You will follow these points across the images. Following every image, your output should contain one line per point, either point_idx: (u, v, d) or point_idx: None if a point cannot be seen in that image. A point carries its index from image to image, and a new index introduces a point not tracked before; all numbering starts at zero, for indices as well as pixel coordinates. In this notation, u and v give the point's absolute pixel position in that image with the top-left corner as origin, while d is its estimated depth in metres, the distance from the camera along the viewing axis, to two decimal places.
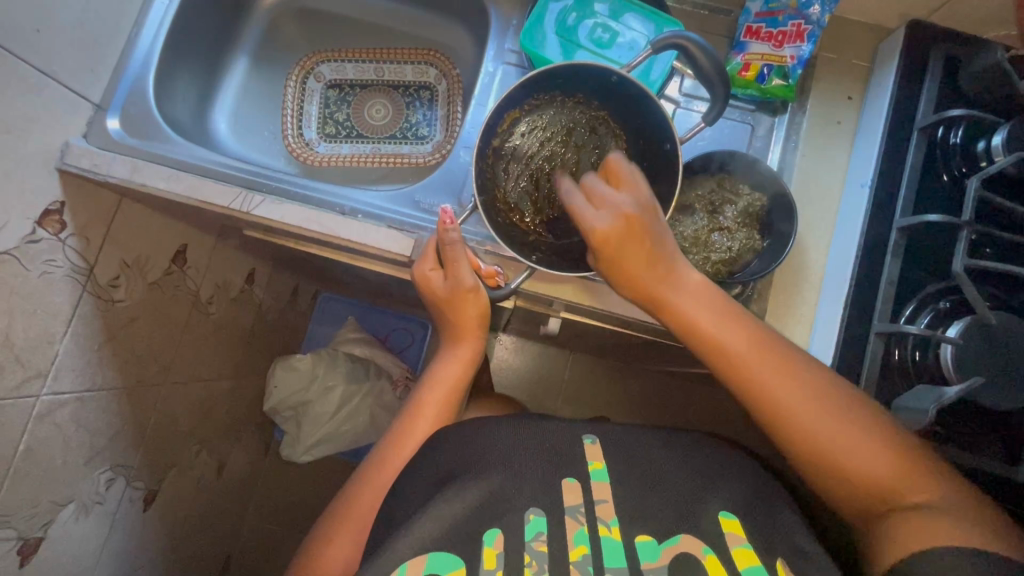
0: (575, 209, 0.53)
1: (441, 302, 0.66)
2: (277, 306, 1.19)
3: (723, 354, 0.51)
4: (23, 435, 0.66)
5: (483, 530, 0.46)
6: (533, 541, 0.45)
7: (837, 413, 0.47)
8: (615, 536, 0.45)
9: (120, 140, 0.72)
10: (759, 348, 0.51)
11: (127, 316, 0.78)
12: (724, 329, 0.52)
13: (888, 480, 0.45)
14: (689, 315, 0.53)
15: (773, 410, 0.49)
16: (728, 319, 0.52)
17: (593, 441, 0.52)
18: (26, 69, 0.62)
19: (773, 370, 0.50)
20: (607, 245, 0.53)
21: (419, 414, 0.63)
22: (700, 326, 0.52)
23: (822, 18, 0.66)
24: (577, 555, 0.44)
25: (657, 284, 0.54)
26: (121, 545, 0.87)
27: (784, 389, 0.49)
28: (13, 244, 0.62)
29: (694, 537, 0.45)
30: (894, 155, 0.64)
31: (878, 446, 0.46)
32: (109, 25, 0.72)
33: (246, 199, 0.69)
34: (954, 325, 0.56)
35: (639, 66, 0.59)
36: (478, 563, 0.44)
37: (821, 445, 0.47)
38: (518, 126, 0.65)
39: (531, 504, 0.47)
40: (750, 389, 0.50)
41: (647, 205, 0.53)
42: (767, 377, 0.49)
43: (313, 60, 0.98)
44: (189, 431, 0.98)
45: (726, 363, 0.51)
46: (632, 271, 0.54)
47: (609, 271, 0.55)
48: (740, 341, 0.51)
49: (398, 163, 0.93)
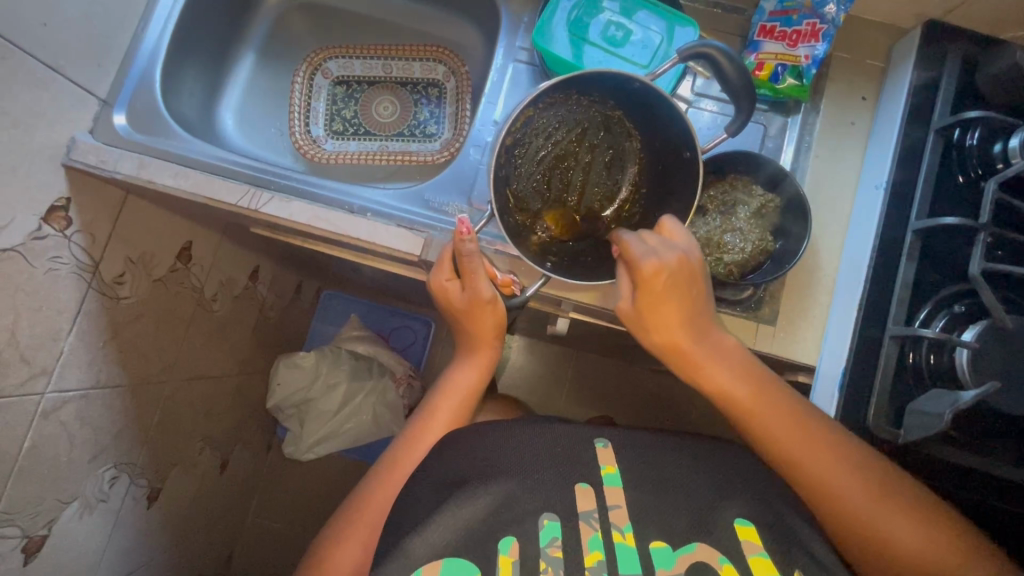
0: (628, 244, 0.54)
1: (457, 311, 0.65)
2: (281, 303, 1.18)
3: (755, 414, 0.55)
4: (28, 432, 0.66)
5: (498, 534, 0.45)
6: (548, 546, 0.45)
7: (870, 480, 0.50)
8: (629, 542, 0.45)
9: (128, 136, 0.71)
10: (793, 415, 0.54)
11: (132, 313, 0.77)
12: (758, 393, 0.55)
13: (911, 545, 0.48)
14: (722, 379, 0.56)
15: (809, 470, 0.51)
16: (762, 385, 0.56)
17: (605, 445, 0.51)
18: (33, 63, 0.61)
19: (806, 435, 0.53)
20: (656, 285, 0.54)
21: (432, 417, 0.64)
22: (734, 388, 0.55)
23: (838, 17, 0.65)
24: (592, 561, 0.44)
25: (691, 341, 0.56)
26: (124, 543, 0.86)
27: (820, 454, 0.51)
28: (20, 240, 0.61)
29: (710, 545, 0.45)
30: (910, 157, 0.63)
31: (904, 516, 0.49)
32: (116, 20, 0.72)
33: (254, 196, 0.69)
34: (969, 329, 0.55)
35: (664, 74, 0.58)
36: (493, 568, 0.44)
37: (853, 510, 0.50)
38: (532, 122, 0.64)
39: (544, 509, 0.46)
40: (783, 446, 0.53)
41: (698, 259, 0.55)
42: (802, 440, 0.53)
43: (320, 56, 0.97)
44: (192, 429, 0.97)
45: (758, 421, 0.55)
46: (669, 326, 0.56)
47: (645, 316, 0.56)
48: (774, 406, 0.55)
49: (407, 160, 0.92)
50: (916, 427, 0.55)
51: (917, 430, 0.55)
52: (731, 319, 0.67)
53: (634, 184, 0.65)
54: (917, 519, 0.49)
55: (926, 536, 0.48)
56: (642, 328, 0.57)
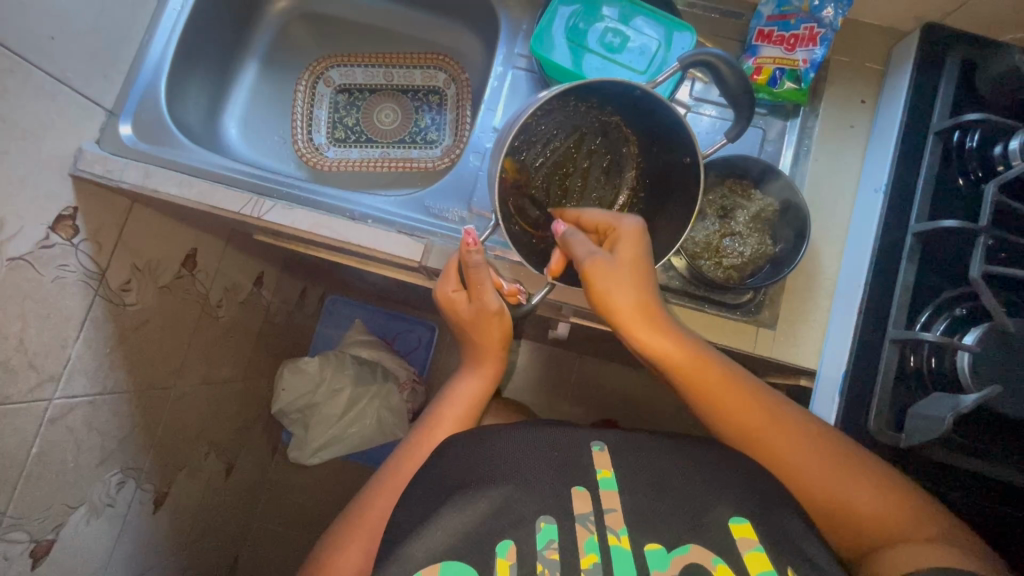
0: (602, 213, 0.59)
1: (465, 322, 0.65)
2: (285, 308, 1.19)
3: (718, 393, 0.55)
4: (35, 438, 0.67)
5: (496, 538, 0.45)
6: (545, 548, 0.45)
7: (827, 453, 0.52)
8: (625, 545, 0.45)
9: (133, 146, 0.72)
10: (754, 396, 0.55)
11: (138, 319, 0.78)
12: (717, 370, 0.56)
13: (880, 513, 0.48)
14: (678, 352, 0.56)
15: (769, 446, 0.53)
16: (720, 363, 0.57)
17: (602, 448, 0.51)
18: (40, 76, 0.62)
19: (770, 417, 0.54)
20: (639, 240, 0.56)
21: (436, 425, 0.63)
22: (689, 359, 0.56)
23: (835, 22, 0.66)
24: (588, 563, 0.44)
25: (659, 311, 0.56)
26: (130, 547, 0.87)
27: (785, 436, 0.53)
28: (28, 249, 0.62)
29: (703, 546, 0.45)
30: (910, 159, 0.63)
31: (867, 485, 0.50)
32: (122, 31, 0.73)
33: (256, 204, 0.69)
34: (970, 332, 0.55)
35: (663, 82, 0.59)
36: (491, 571, 0.44)
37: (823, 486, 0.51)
38: (530, 128, 0.64)
39: (541, 512, 0.47)
40: (753, 431, 0.54)
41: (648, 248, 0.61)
42: (766, 423, 0.54)
43: (323, 65, 0.98)
44: (198, 434, 0.98)
45: (722, 399, 0.55)
46: (639, 290, 0.56)
47: (623, 272, 0.55)
48: (733, 386, 0.56)
49: (407, 167, 0.93)
50: (916, 432, 0.55)
51: (917, 434, 0.55)
52: (731, 323, 0.67)
53: (632, 189, 0.67)
54: (875, 484, 0.50)
55: (885, 498, 0.49)
56: (617, 289, 0.55)
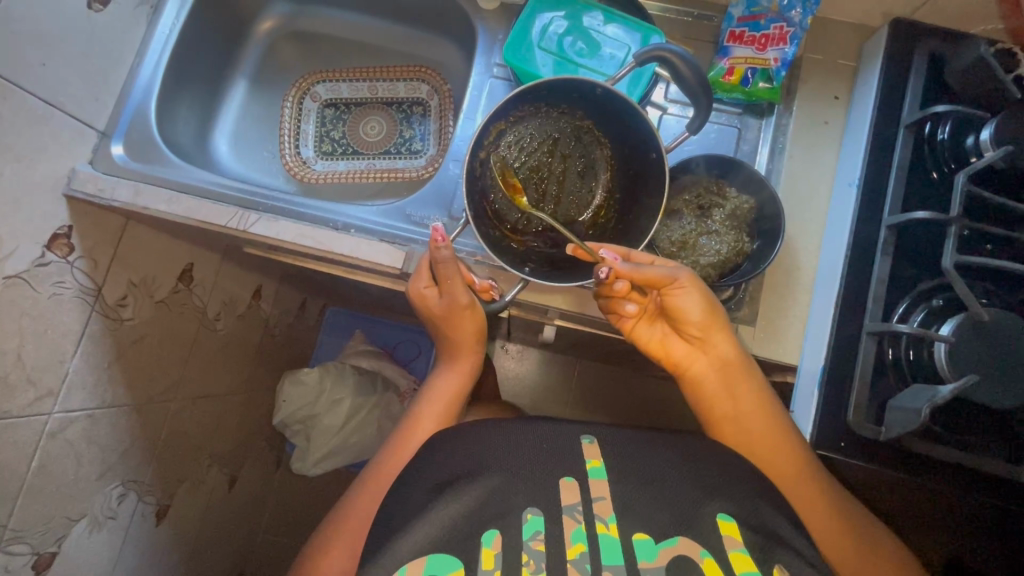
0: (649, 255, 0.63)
1: (437, 317, 0.67)
2: (285, 319, 1.21)
3: (769, 435, 0.58)
4: (35, 451, 0.69)
5: (481, 529, 0.45)
6: (531, 539, 0.44)
7: (825, 494, 0.57)
8: (613, 533, 0.45)
9: (124, 164, 0.75)
10: (795, 443, 0.58)
11: (136, 333, 0.80)
12: (769, 415, 0.59)
13: (873, 549, 0.55)
14: (743, 390, 0.60)
15: (806, 492, 0.56)
16: (771, 410, 0.59)
17: (591, 441, 0.53)
18: (33, 100, 0.65)
19: (807, 466, 0.57)
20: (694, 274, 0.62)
21: (417, 425, 0.64)
22: (754, 402, 0.59)
23: (804, 20, 0.67)
24: (575, 553, 0.43)
25: (726, 339, 0.60)
26: (134, 558, 0.89)
27: (815, 484, 0.57)
28: (24, 267, 0.64)
29: (692, 539, 0.45)
30: (882, 152, 0.63)
31: (868, 536, 0.56)
32: (112, 56, 0.76)
33: (242, 217, 0.71)
34: (946, 323, 0.55)
35: (622, 78, 0.62)
36: (476, 562, 0.43)
37: (840, 526, 0.55)
38: (505, 137, 0.68)
39: (529, 504, 0.46)
40: (798, 474, 0.56)
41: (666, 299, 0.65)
42: (805, 471, 0.57)
43: (308, 81, 1.01)
44: (199, 445, 1.00)
45: (775, 438, 0.58)
46: (714, 311, 0.59)
47: (704, 290, 0.59)
48: (774, 431, 0.58)
49: (392, 177, 0.95)
50: (897, 424, 0.55)
51: (898, 426, 0.54)
52: None
53: (607, 190, 0.69)
54: (868, 530, 0.56)
55: (881, 555, 0.55)
56: (703, 302, 0.59)
